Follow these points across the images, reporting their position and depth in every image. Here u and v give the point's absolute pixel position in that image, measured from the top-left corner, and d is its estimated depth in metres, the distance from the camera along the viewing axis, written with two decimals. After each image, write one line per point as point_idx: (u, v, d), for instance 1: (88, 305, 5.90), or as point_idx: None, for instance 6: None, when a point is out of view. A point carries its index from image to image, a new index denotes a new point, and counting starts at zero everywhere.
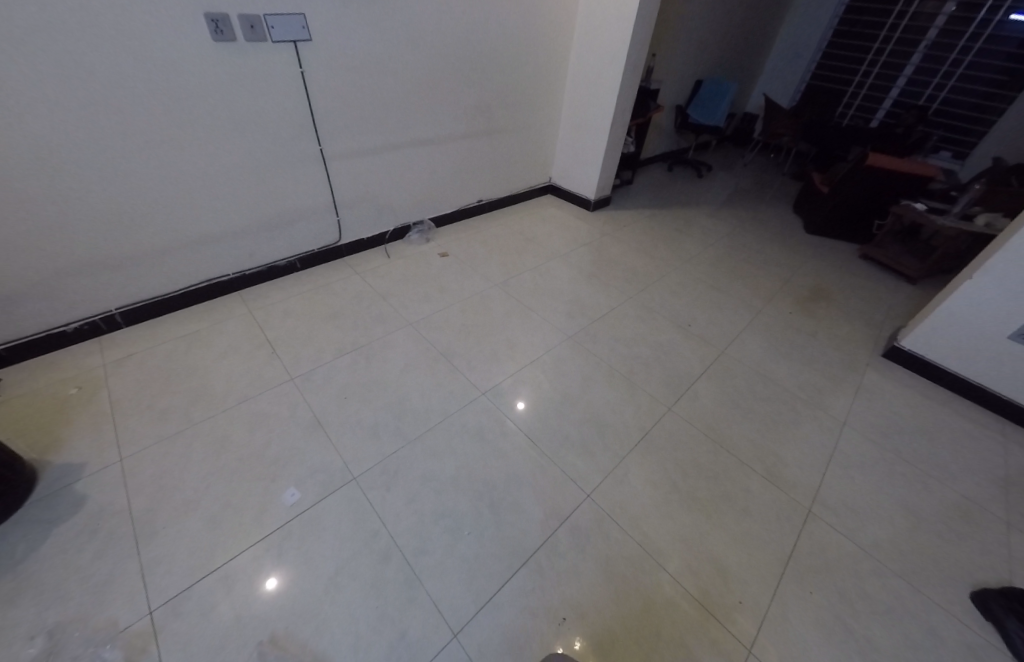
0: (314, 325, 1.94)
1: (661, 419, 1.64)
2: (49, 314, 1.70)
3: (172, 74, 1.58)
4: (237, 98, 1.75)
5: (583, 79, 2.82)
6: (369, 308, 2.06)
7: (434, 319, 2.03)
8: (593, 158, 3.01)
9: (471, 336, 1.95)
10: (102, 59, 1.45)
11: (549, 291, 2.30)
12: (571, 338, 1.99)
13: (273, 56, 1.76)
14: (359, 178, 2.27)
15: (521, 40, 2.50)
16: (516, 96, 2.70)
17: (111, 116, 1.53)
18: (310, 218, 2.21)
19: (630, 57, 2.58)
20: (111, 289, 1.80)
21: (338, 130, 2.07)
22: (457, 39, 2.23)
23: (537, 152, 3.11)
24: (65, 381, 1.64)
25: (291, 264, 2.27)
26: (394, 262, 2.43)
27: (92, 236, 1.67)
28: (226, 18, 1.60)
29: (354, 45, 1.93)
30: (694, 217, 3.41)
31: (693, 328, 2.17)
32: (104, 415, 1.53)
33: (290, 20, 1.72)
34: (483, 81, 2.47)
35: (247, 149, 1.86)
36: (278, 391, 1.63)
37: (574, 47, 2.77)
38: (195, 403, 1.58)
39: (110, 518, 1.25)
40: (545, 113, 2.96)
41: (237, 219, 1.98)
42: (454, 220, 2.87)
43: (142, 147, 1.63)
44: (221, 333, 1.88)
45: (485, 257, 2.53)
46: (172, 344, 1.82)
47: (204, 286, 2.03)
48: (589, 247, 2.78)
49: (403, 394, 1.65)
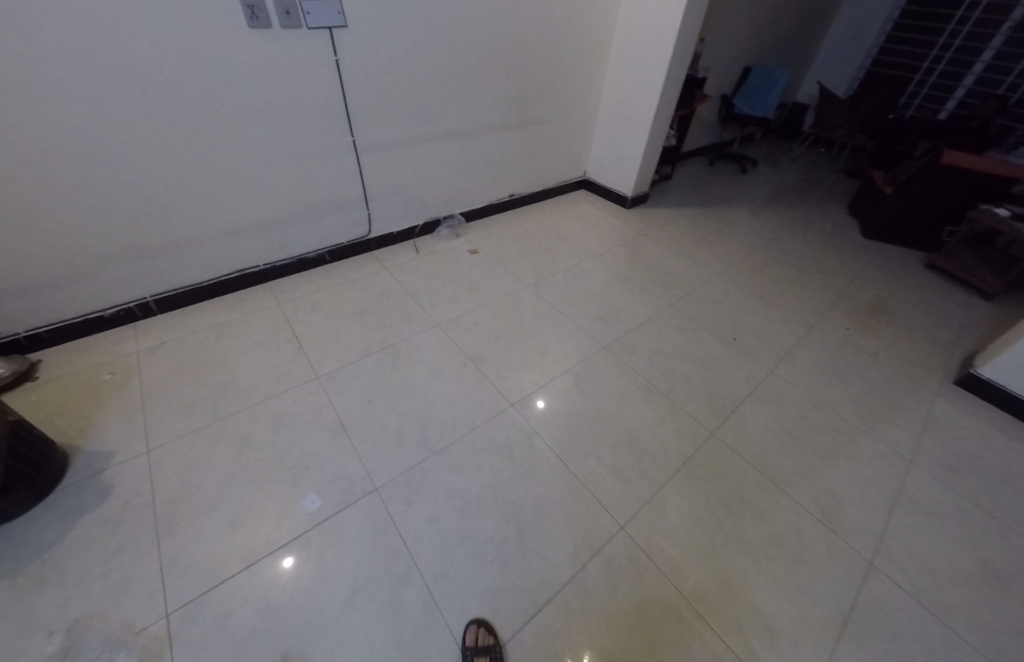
0: (340, 321, 1.90)
1: (701, 445, 1.54)
2: (86, 300, 1.72)
3: (207, 60, 1.54)
4: (272, 86, 1.70)
5: (627, 67, 2.63)
6: (397, 306, 2.00)
7: (462, 320, 1.95)
8: (634, 153, 2.83)
9: (500, 341, 1.86)
10: (138, 44, 1.41)
11: (583, 295, 2.18)
12: (606, 347, 1.88)
13: (308, 43, 1.70)
14: (389, 170, 2.19)
15: (561, 25, 2.34)
16: (556, 86, 2.56)
17: (147, 104, 1.51)
18: (339, 211, 2.16)
19: (679, 44, 2.38)
20: (145, 277, 1.80)
21: (371, 121, 2.00)
22: (495, 24, 2.10)
23: (573, 145, 2.96)
24: (98, 367, 1.65)
25: (321, 257, 2.23)
26: (422, 257, 2.36)
27: (128, 224, 1.67)
28: (261, 3, 1.54)
29: (388, 30, 1.84)
30: (740, 218, 3.19)
31: (739, 342, 2.02)
32: (133, 403, 1.52)
33: (325, 4, 1.65)
34: (520, 70, 2.34)
35: (280, 138, 1.82)
36: (303, 389, 1.59)
37: (618, 33, 2.59)
38: (220, 396, 1.55)
39: (134, 512, 1.23)
40: (583, 104, 2.80)
41: (269, 210, 1.95)
42: (485, 215, 2.77)
43: (176, 135, 1.60)
44: (249, 325, 1.86)
45: (517, 256, 2.43)
46: (202, 334, 1.81)
47: (234, 277, 2.02)
48: (626, 248, 2.62)
49: (428, 401, 1.58)
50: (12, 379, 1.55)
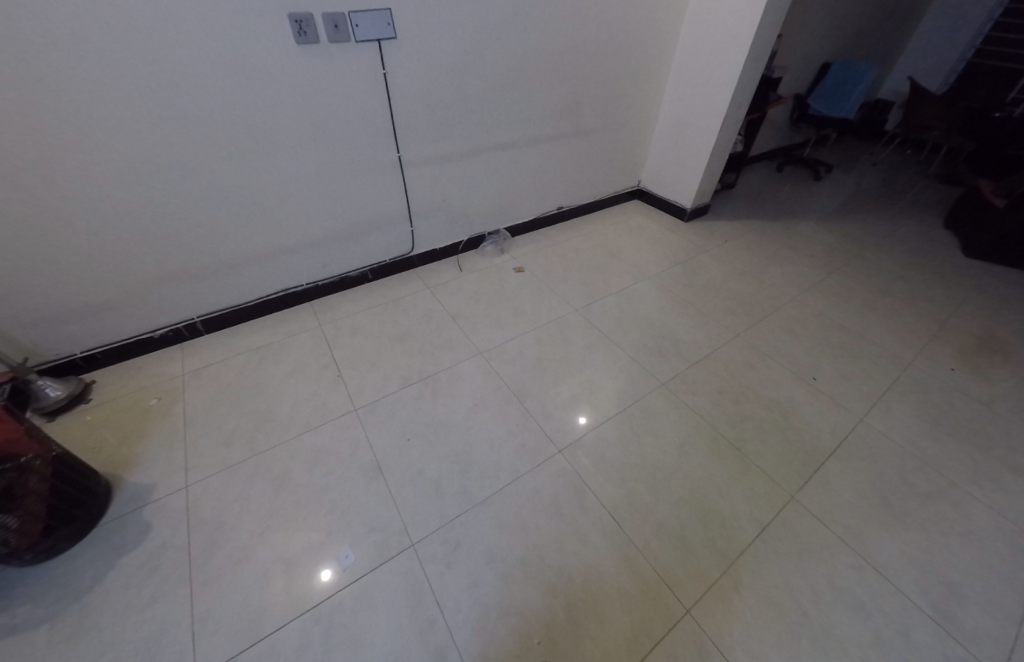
0: (381, 346, 1.83)
1: (779, 512, 1.35)
2: (138, 321, 1.74)
3: (255, 81, 1.50)
4: (319, 104, 1.64)
5: (691, 68, 2.41)
6: (438, 331, 1.90)
7: (506, 349, 1.82)
8: (695, 162, 2.60)
9: (547, 374, 1.72)
10: (186, 66, 1.38)
11: (637, 321, 2.00)
12: (665, 386, 1.70)
13: (357, 57, 1.62)
14: (435, 186, 2.10)
15: (621, 25, 2.16)
16: (612, 92, 2.38)
17: (194, 127, 1.48)
18: (383, 229, 2.09)
19: (756, 43, 2.13)
20: (193, 298, 1.80)
21: (417, 136, 1.91)
22: (551, 29, 1.96)
23: (628, 153, 2.75)
24: (147, 390, 1.67)
25: (363, 275, 2.17)
26: (466, 275, 2.26)
27: (178, 247, 1.67)
28: (310, 18, 1.48)
29: (438, 41, 1.73)
30: (814, 231, 2.87)
31: (820, 383, 1.77)
32: (176, 432, 1.51)
33: (375, 16, 1.56)
34: (574, 76, 2.17)
35: (326, 157, 1.77)
36: (341, 423, 1.52)
37: (684, 31, 2.37)
38: (259, 427, 1.51)
39: (170, 555, 1.20)
40: (641, 109, 2.59)
41: (313, 230, 1.91)
42: (531, 229, 2.63)
43: (224, 159, 1.58)
44: (292, 348, 1.82)
45: (564, 275, 2.28)
46: (245, 357, 1.79)
47: (278, 296, 1.99)
48: (686, 266, 2.40)
49: (470, 443, 1.47)
50: (66, 401, 1.59)
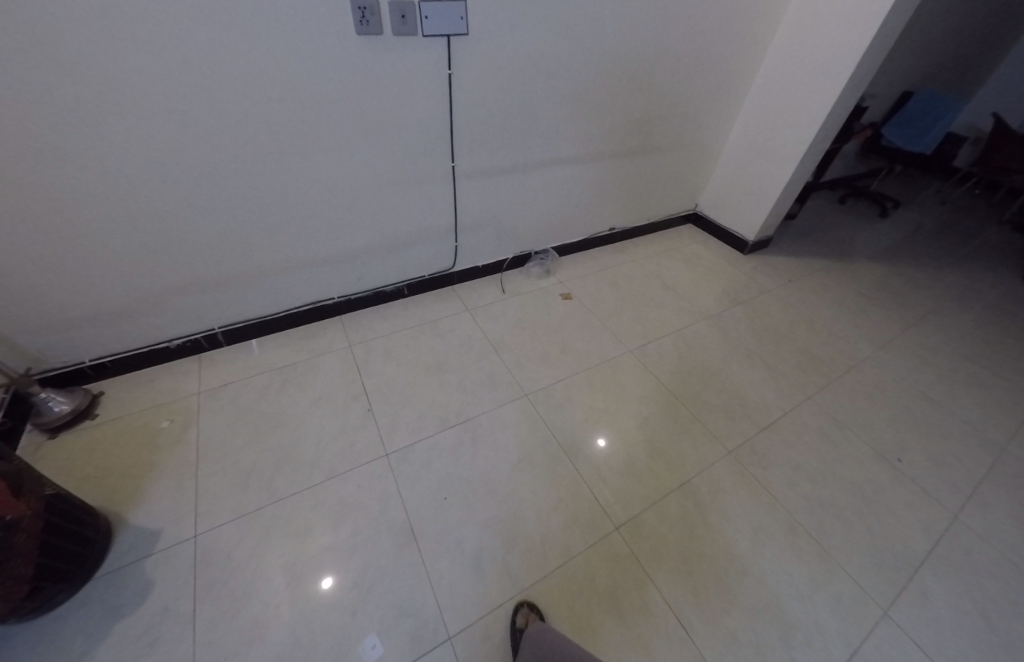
0: (415, 377, 1.65)
1: (871, 630, 1.16)
2: (154, 331, 1.59)
3: (306, 78, 1.33)
4: (373, 107, 1.46)
5: (775, 88, 2.17)
6: (480, 364, 1.72)
7: (555, 393, 1.64)
8: (765, 192, 2.38)
9: (601, 428, 1.54)
10: (227, 52, 1.20)
11: (698, 371, 1.80)
12: (732, 455, 1.51)
13: (421, 53, 1.43)
14: (486, 201, 1.91)
15: (706, 36, 1.93)
16: (686, 108, 2.15)
17: (232, 122, 1.31)
18: (425, 243, 1.91)
19: (858, 68, 1.88)
20: (215, 307, 1.65)
21: (473, 146, 1.71)
22: (632, 35, 1.74)
23: (690, 174, 2.53)
24: (158, 409, 1.52)
25: (399, 290, 1.99)
26: (508, 298, 2.07)
27: (204, 254, 1.51)
28: (375, 5, 1.28)
29: (511, 41, 1.53)
30: (883, 276, 2.63)
31: (906, 467, 1.56)
32: (188, 465, 1.37)
33: (447, 8, 1.37)
34: (649, 88, 1.95)
35: (374, 165, 1.59)
36: (369, 471, 1.36)
37: (774, 47, 2.12)
38: (280, 468, 1.36)
39: (172, 625, 1.05)
40: (713, 129, 2.36)
41: (352, 242, 1.74)
42: (580, 250, 2.43)
43: (264, 158, 1.41)
44: (319, 371, 1.66)
45: (616, 307, 2.08)
46: (267, 377, 1.63)
47: (307, 309, 1.82)
48: (747, 308, 2.19)
49: (514, 508, 1.29)
50: (71, 417, 1.45)
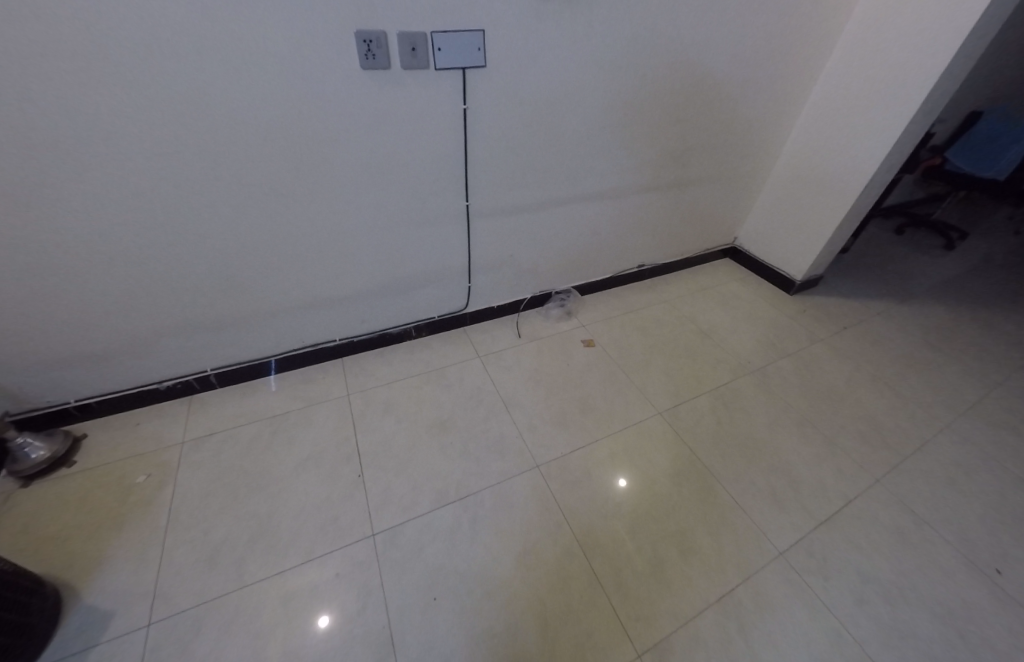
0: (414, 437, 1.48)
1: None
2: (140, 372, 1.48)
3: (305, 114, 1.21)
4: (378, 142, 1.33)
5: (828, 116, 1.91)
6: (487, 423, 1.54)
7: (570, 464, 1.44)
8: (816, 231, 2.09)
9: (626, 473, 1.43)
10: (218, 87, 1.10)
11: (739, 442, 1.56)
12: (784, 557, 1.26)
13: (433, 87, 1.29)
14: (502, 241, 1.75)
15: (752, 62, 1.73)
16: (730, 139, 1.94)
17: (224, 161, 1.20)
18: (436, 284, 1.75)
19: (934, 96, 1.62)
20: (207, 349, 1.53)
21: (490, 183, 1.56)
22: (669, 63, 1.56)
23: (731, 208, 2.28)
24: (137, 460, 1.38)
25: (406, 332, 1.84)
26: (525, 344, 1.88)
27: (196, 296, 1.40)
28: (382, 37, 1.16)
29: (533, 73, 1.38)
30: (971, 319, 2.23)
31: (1009, 583, 1.24)
32: (156, 531, 1.22)
33: (462, 39, 1.23)
34: (687, 119, 1.76)
35: (381, 203, 1.45)
36: (352, 555, 1.18)
37: (826, 72, 1.88)
38: (253, 544, 1.20)
39: None
40: (756, 161, 2.12)
41: (354, 283, 1.60)
42: (605, 288, 2.22)
43: (259, 197, 1.30)
44: (312, 423, 1.51)
45: (644, 357, 1.86)
46: (255, 428, 1.49)
47: (307, 351, 1.69)
48: (798, 361, 1.90)
49: (514, 617, 1.10)
50: (47, 465, 1.32)
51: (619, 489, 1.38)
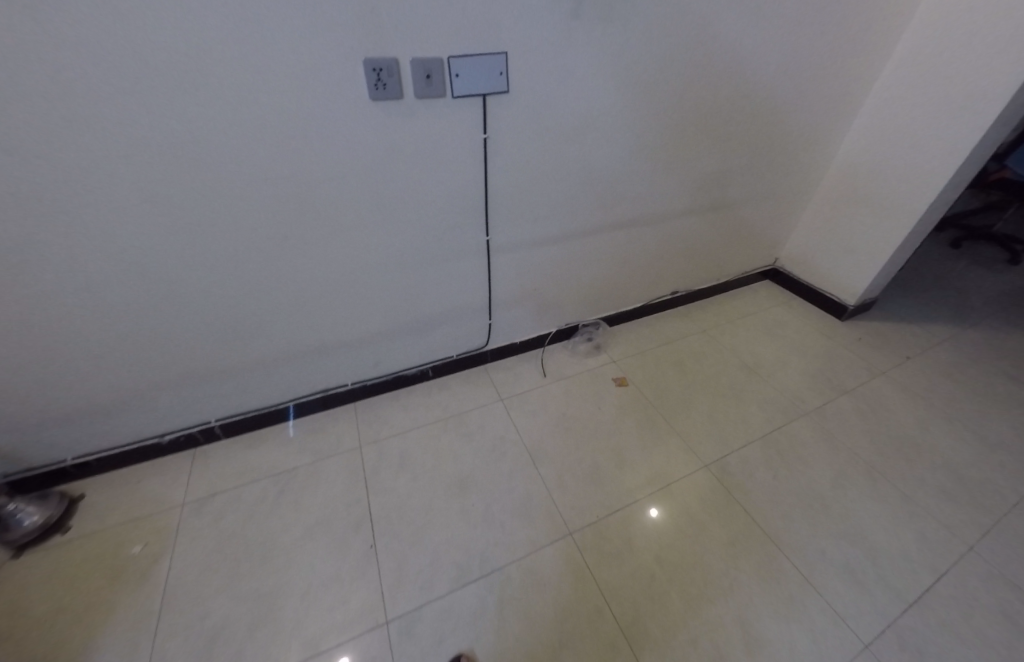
0: (432, 498, 1.33)
1: None
2: (142, 427, 1.38)
3: (310, 151, 1.10)
4: (391, 177, 1.21)
5: (884, 128, 1.72)
6: (513, 481, 1.38)
7: (608, 530, 1.27)
8: (870, 253, 1.89)
9: (664, 511, 1.32)
10: (215, 127, 0.99)
11: (801, 502, 1.36)
12: (870, 654, 1.06)
13: (450, 116, 1.17)
14: (526, 274, 1.61)
15: (799, 73, 1.56)
16: (773, 156, 1.76)
17: (224, 205, 1.10)
18: (454, 322, 1.62)
19: (1016, 103, 1.42)
20: (212, 400, 1.42)
21: (511, 215, 1.43)
22: (708, 77, 1.41)
23: (772, 227, 2.09)
24: (134, 526, 1.27)
25: (422, 372, 1.71)
26: (551, 383, 1.73)
27: (197, 347, 1.30)
28: (393, 65, 1.04)
29: (559, 96, 1.25)
30: None
31: None
32: (148, 615, 1.09)
33: (482, 63, 1.11)
34: (726, 138, 1.60)
35: (395, 241, 1.33)
36: (363, 649, 1.03)
37: (882, 79, 1.69)
38: (254, 633, 1.06)
39: None
40: (801, 178, 1.93)
41: (366, 325, 1.48)
42: (636, 317, 2.05)
43: (263, 241, 1.19)
44: (322, 482, 1.38)
45: (683, 397, 1.68)
46: (261, 488, 1.36)
47: (317, 397, 1.57)
48: (860, 400, 1.69)
49: None
50: (39, 533, 1.22)
51: (651, 518, 1.30)
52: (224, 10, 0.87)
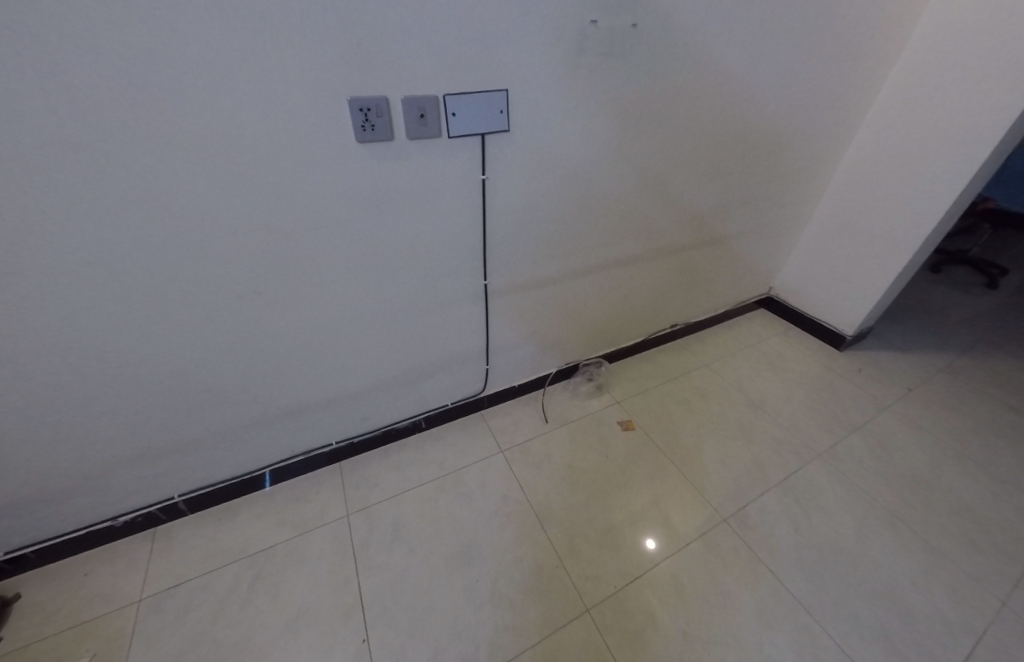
0: (431, 575, 1.19)
1: None
2: (93, 509, 1.20)
3: (290, 199, 0.98)
4: (381, 224, 1.10)
5: (877, 159, 1.72)
6: (520, 549, 1.26)
7: (628, 602, 1.15)
8: (867, 283, 1.87)
9: (685, 575, 1.22)
10: (178, 175, 0.86)
11: (827, 556, 1.28)
12: None
13: (445, 157, 1.07)
14: (524, 317, 1.52)
15: (795, 109, 1.54)
16: (771, 189, 1.74)
17: (189, 260, 0.96)
18: (449, 370, 1.51)
19: (1010, 137, 1.42)
20: (177, 472, 1.26)
21: (510, 258, 1.34)
22: (708, 114, 1.37)
23: (768, 258, 2.07)
24: (78, 634, 1.08)
25: (414, 424, 1.57)
26: (553, 430, 1.62)
27: (159, 416, 1.14)
28: (383, 104, 0.94)
29: (560, 135, 1.17)
30: None
31: None
32: None
33: (481, 101, 1.02)
34: (724, 174, 1.57)
35: (385, 291, 1.22)
36: None
37: (873, 112, 1.70)
38: None
39: None
40: (796, 210, 1.92)
41: (353, 378, 1.35)
42: (635, 353, 1.98)
43: (234, 297, 1.06)
44: (305, 561, 1.22)
45: (692, 440, 1.60)
46: (235, 573, 1.20)
47: (299, 459, 1.42)
48: (869, 437, 1.64)
49: None
50: None
51: (658, 562, 1.24)
52: (192, 44, 0.76)
